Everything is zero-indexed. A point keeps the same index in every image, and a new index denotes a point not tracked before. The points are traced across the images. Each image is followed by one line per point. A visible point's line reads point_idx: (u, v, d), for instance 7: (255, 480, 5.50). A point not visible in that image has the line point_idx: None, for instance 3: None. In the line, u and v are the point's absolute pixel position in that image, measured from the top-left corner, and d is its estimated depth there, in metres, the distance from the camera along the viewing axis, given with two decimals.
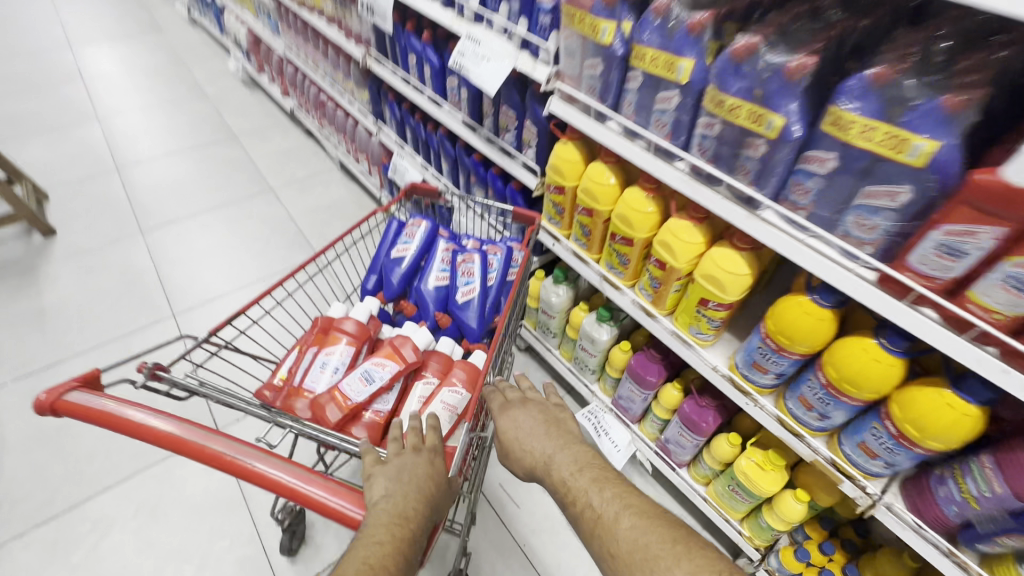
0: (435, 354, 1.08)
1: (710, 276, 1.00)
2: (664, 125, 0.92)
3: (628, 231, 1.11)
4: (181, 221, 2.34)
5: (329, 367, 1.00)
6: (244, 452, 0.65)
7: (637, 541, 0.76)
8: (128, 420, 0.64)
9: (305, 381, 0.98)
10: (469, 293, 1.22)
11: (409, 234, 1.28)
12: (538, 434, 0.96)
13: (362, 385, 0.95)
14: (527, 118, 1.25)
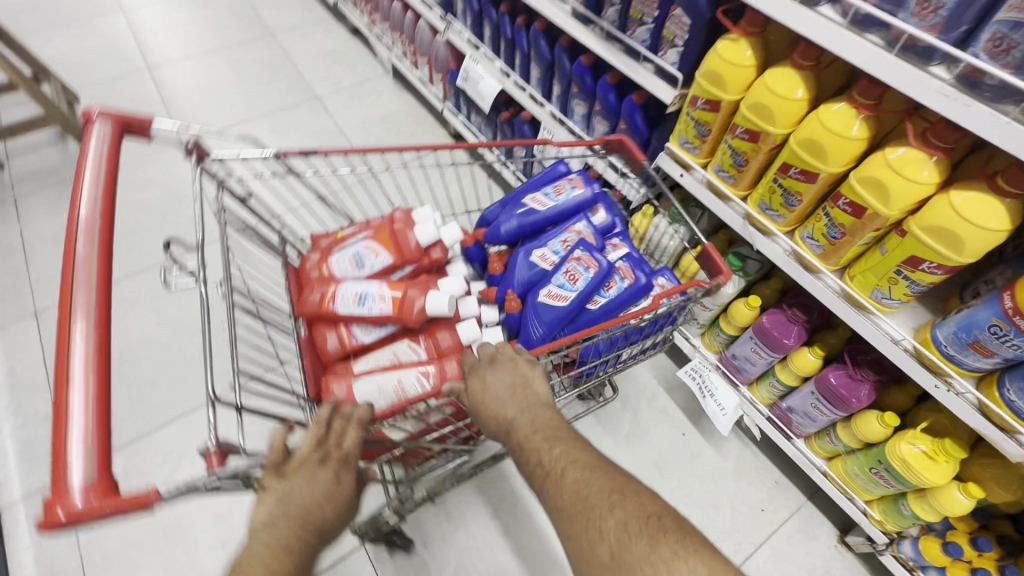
0: (447, 331, 0.98)
1: (939, 229, 0.74)
2: (936, 9, 0.63)
3: (814, 160, 0.85)
4: (223, 131, 2.12)
5: (354, 264, 1.01)
6: (87, 270, 0.62)
7: (576, 496, 0.59)
8: (86, 166, 0.72)
9: (335, 257, 1.03)
10: (555, 300, 0.97)
11: (555, 188, 1.12)
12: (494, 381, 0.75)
13: (352, 302, 0.95)
14: (678, 4, 0.95)
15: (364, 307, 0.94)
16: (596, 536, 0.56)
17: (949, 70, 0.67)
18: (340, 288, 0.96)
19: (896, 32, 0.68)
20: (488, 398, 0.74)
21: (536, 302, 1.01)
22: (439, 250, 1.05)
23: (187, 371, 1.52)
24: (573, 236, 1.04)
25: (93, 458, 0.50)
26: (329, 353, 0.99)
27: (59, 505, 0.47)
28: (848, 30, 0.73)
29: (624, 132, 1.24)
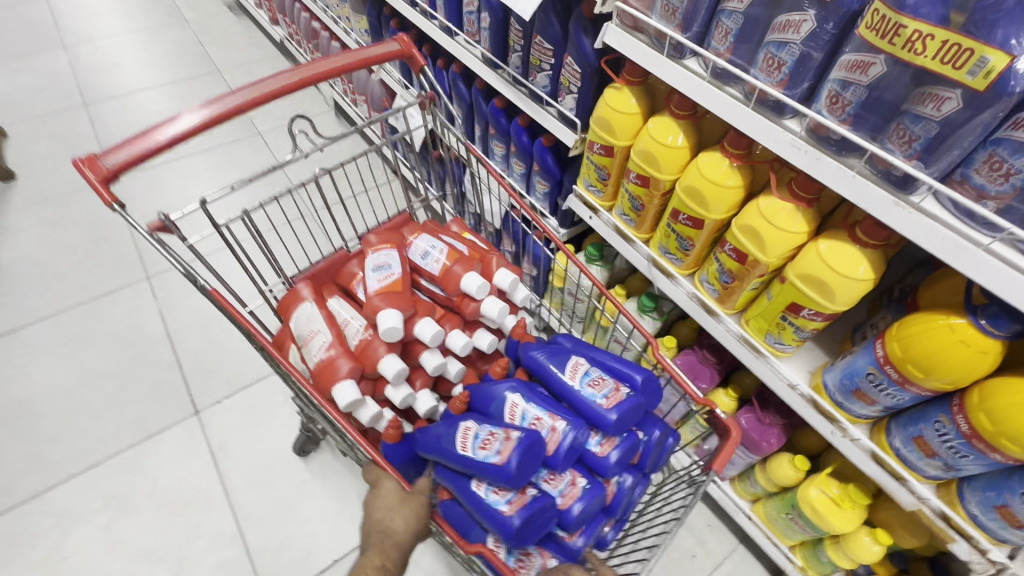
0: (378, 348, 0.98)
1: (812, 277, 0.74)
2: (778, 66, 0.64)
3: (698, 206, 0.85)
4: (159, 168, 2.06)
5: (421, 254, 1.07)
6: (237, 97, 0.77)
7: None
8: (346, 55, 0.86)
9: (423, 240, 1.08)
10: (455, 443, 0.85)
11: (597, 378, 0.91)
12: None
13: (376, 267, 1.01)
14: (568, 53, 0.96)
15: (370, 274, 1.01)
16: None
17: (800, 123, 0.67)
18: (392, 256, 1.03)
19: (749, 86, 0.69)
20: None
21: (446, 427, 0.90)
22: (472, 307, 1.03)
23: (92, 422, 1.43)
24: (545, 421, 0.86)
25: (125, 161, 0.72)
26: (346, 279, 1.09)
27: (90, 163, 0.71)
28: (710, 83, 0.74)
29: (539, 173, 1.24)
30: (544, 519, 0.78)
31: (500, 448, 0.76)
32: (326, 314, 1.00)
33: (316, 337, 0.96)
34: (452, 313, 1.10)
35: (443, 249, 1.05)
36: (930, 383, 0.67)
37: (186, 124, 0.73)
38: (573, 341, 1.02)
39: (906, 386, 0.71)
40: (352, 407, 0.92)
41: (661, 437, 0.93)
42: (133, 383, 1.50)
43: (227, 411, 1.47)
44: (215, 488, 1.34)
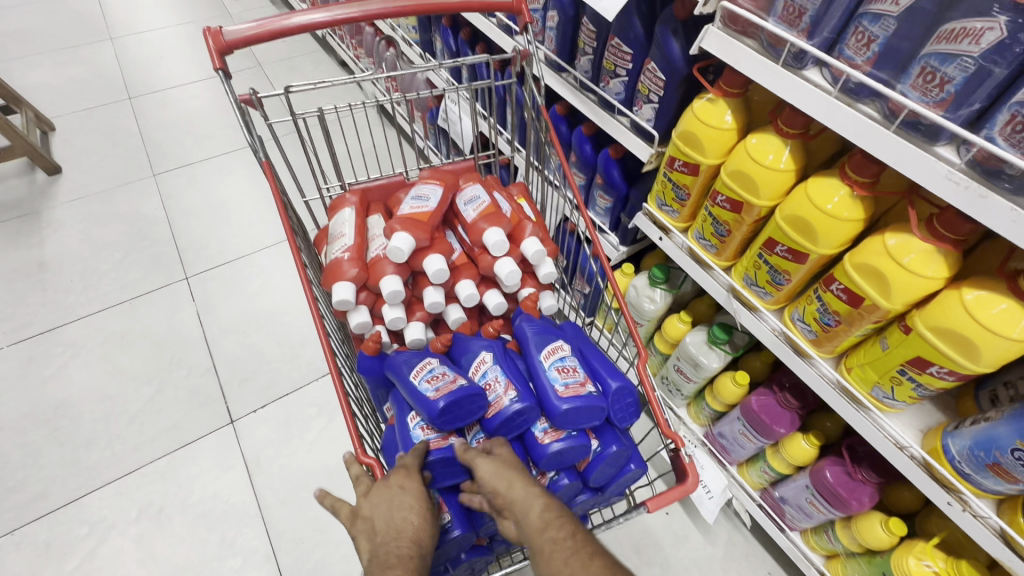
0: (384, 269, 0.83)
1: (949, 332, 0.63)
2: (940, 84, 0.53)
3: (803, 238, 0.73)
4: (199, 164, 2.03)
5: (467, 201, 0.90)
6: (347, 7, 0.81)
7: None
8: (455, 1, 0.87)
9: (471, 186, 0.92)
10: (408, 370, 0.79)
11: (570, 367, 0.76)
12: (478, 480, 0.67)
13: (418, 193, 0.89)
14: (651, 58, 0.85)
15: (406, 200, 0.88)
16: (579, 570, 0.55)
17: (959, 152, 0.55)
18: (436, 192, 0.89)
19: (893, 104, 0.58)
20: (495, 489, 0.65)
21: (409, 354, 0.83)
22: (489, 263, 0.86)
23: (127, 427, 1.40)
24: (498, 387, 0.75)
25: (242, 36, 0.79)
26: (389, 201, 0.97)
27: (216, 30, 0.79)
28: (838, 99, 0.62)
29: (602, 185, 1.14)
30: (453, 469, 0.73)
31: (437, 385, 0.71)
32: (361, 225, 0.89)
33: (338, 237, 0.86)
34: (471, 264, 0.92)
35: (484, 198, 0.89)
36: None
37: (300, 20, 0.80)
38: (575, 331, 0.87)
39: None
40: (343, 308, 0.81)
41: (618, 454, 0.74)
42: (169, 387, 1.47)
43: (263, 421, 1.42)
44: (248, 502, 1.30)
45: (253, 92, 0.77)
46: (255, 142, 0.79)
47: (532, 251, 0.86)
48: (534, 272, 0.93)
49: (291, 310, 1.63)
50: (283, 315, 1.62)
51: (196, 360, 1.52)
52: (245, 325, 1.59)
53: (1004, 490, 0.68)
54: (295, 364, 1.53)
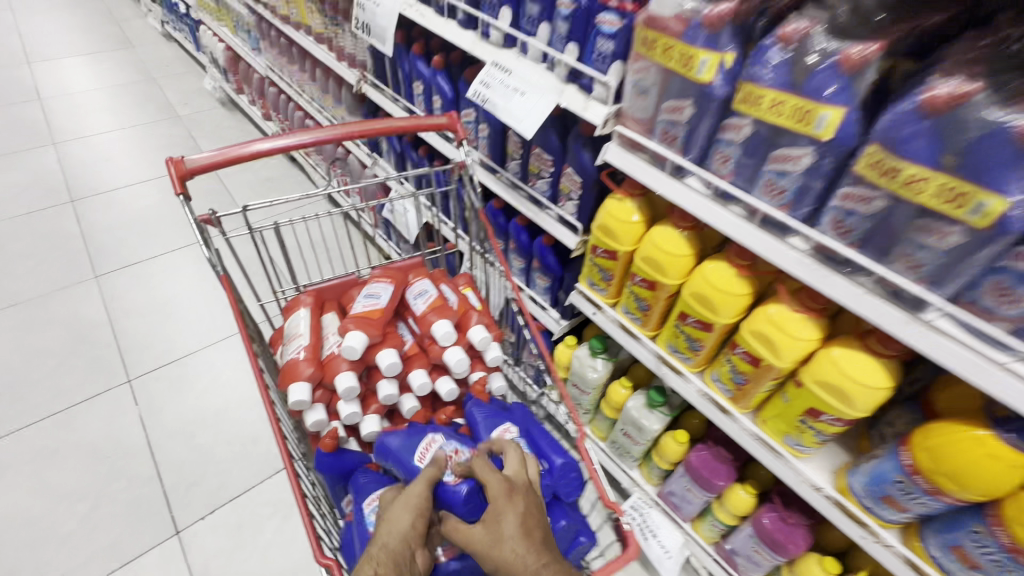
0: (339, 366, 0.89)
1: (829, 384, 0.75)
2: (780, 192, 0.68)
3: (707, 311, 0.86)
4: (145, 263, 2.02)
5: (416, 295, 0.99)
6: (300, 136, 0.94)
7: None
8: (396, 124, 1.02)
9: (419, 281, 1.01)
10: (414, 455, 0.82)
11: (502, 431, 0.85)
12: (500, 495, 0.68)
13: (370, 291, 0.96)
14: (568, 164, 1.00)
15: (359, 299, 0.95)
16: None
17: (806, 241, 0.70)
18: (387, 289, 0.97)
19: (752, 206, 0.72)
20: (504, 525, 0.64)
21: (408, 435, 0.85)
22: (439, 352, 0.94)
23: (58, 552, 1.30)
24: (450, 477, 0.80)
25: (200, 165, 0.88)
26: (344, 300, 1.03)
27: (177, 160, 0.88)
28: (713, 201, 0.77)
29: (540, 269, 1.26)
30: None
31: (458, 472, 0.75)
32: (315, 325, 0.95)
33: (295, 337, 0.91)
34: (423, 353, 0.99)
35: (432, 291, 0.99)
36: (993, 497, 0.65)
37: (258, 148, 0.90)
38: (522, 413, 0.94)
39: (938, 496, 0.70)
40: (300, 408, 0.85)
41: (567, 528, 0.80)
42: (108, 500, 1.39)
43: (213, 527, 1.36)
44: None
45: (213, 213, 0.85)
46: (213, 257, 0.85)
47: (477, 338, 0.95)
48: (482, 357, 1.01)
49: (242, 406, 1.60)
50: (234, 411, 1.59)
51: (139, 468, 1.45)
52: (193, 425, 1.55)
53: (899, 518, 0.79)
54: (247, 463, 1.48)
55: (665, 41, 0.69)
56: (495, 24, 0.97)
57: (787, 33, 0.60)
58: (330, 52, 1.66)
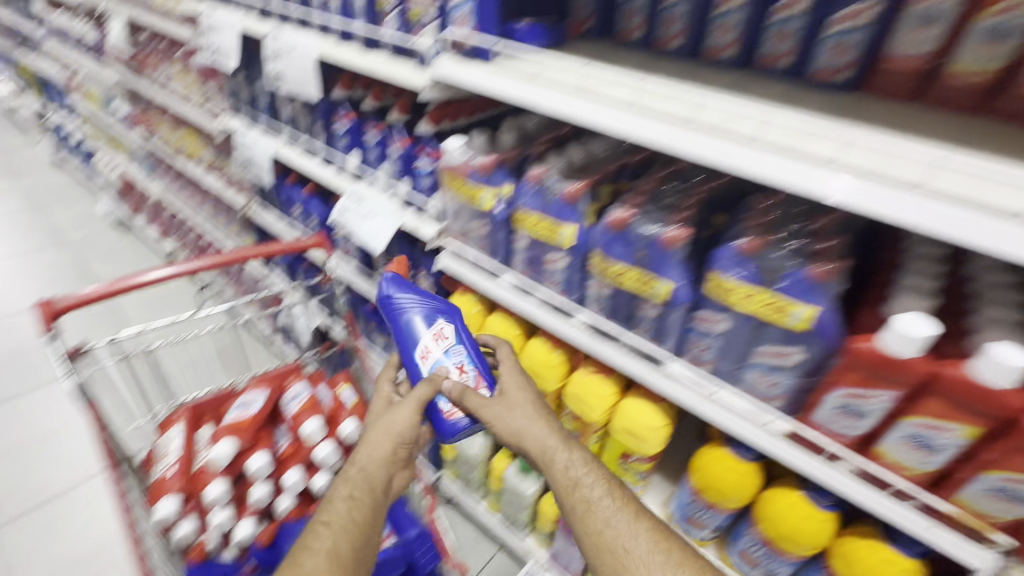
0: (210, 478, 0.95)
1: (628, 429, 0.93)
2: (556, 284, 0.91)
3: (537, 381, 1.03)
4: (18, 398, 1.91)
5: (290, 398, 1.08)
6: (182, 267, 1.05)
7: (601, 532, 0.75)
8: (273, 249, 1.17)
9: (295, 385, 1.11)
10: (420, 340, 0.89)
11: None
12: (505, 405, 0.86)
13: (244, 401, 1.05)
14: (421, 269, 1.19)
15: (232, 409, 1.03)
16: (582, 511, 0.78)
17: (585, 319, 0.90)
18: (260, 397, 1.06)
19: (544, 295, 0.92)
20: (507, 421, 0.84)
21: (426, 311, 0.91)
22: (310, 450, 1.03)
23: None
24: None
25: (72, 300, 0.93)
26: (221, 410, 1.10)
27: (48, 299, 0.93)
28: (519, 293, 0.97)
29: None
30: None
31: (452, 393, 0.84)
32: (189, 440, 1.01)
33: (165, 455, 0.96)
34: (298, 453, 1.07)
35: (306, 393, 1.09)
36: (760, 493, 0.82)
37: (139, 279, 1.00)
38: None
39: (716, 508, 0.88)
40: (166, 524, 0.89)
41: None
42: None
43: None
44: None
45: (82, 346, 0.89)
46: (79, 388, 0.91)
47: (347, 431, 1.05)
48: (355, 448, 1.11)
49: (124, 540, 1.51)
50: (113, 548, 1.50)
51: None
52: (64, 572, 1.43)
53: (706, 536, 0.95)
54: None
55: (460, 180, 0.92)
56: (348, 163, 1.18)
57: (534, 174, 0.84)
58: (219, 180, 1.81)
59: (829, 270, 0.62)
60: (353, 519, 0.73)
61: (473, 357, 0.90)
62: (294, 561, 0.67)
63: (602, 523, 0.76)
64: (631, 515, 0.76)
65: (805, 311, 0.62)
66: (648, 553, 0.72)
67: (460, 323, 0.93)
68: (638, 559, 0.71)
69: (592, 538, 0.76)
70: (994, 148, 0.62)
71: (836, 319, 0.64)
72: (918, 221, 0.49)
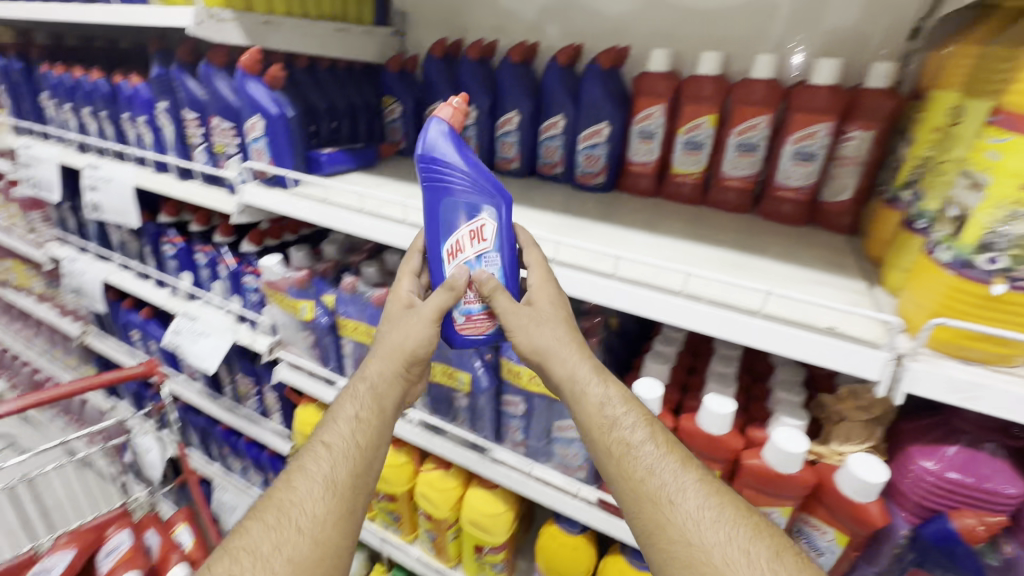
0: None
1: (474, 521, 0.93)
2: None
3: (385, 485, 1.01)
4: None
5: (105, 552, 0.96)
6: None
7: (654, 474, 0.54)
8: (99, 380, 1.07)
9: (114, 536, 0.98)
10: (452, 231, 0.64)
11: None
12: (531, 316, 0.62)
13: (43, 566, 0.91)
14: (265, 383, 1.16)
15: None
16: (633, 465, 0.55)
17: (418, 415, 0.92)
18: (63, 559, 0.92)
19: None
20: (535, 335, 0.61)
21: (484, 186, 0.62)
22: None
23: None
24: None
25: None
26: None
27: None
28: None
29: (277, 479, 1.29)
30: None
31: (482, 291, 0.62)
32: None
33: None
34: None
35: (127, 544, 0.97)
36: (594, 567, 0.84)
37: None
38: None
39: None
40: None
41: None
42: None
43: None
44: None
45: None
46: None
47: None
48: None
49: None
50: None
51: None
52: None
53: None
54: None
55: (280, 295, 0.94)
56: (180, 284, 1.16)
57: (347, 284, 0.88)
58: (51, 309, 1.66)
59: None
60: (338, 458, 0.61)
61: (508, 274, 0.65)
62: (285, 484, 0.60)
63: (646, 470, 0.55)
64: (679, 463, 0.55)
65: None
66: (696, 509, 0.51)
67: (505, 219, 0.64)
68: (684, 507, 0.52)
69: (638, 482, 0.55)
70: (699, 232, 0.79)
71: None
72: (752, 338, 0.53)
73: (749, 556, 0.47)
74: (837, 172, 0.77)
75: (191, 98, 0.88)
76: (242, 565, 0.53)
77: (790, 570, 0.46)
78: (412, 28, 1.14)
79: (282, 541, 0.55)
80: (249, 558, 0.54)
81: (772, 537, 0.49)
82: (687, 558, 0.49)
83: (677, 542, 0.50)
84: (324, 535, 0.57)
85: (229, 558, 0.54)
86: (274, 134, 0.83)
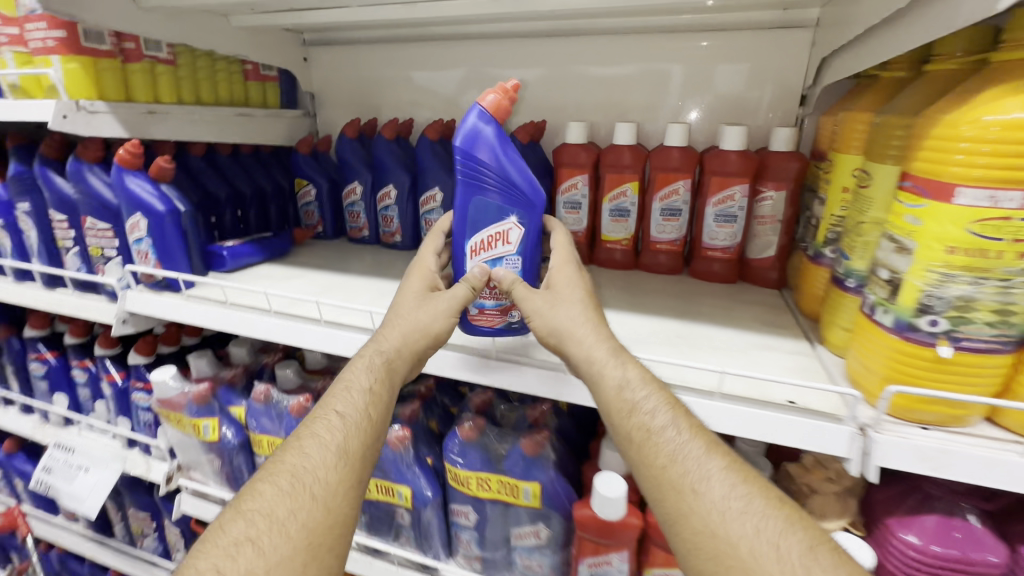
0: None
1: None
2: None
3: None
4: None
5: None
6: None
7: (681, 471, 0.47)
8: None
9: None
10: (481, 228, 0.61)
11: None
12: (548, 298, 0.57)
13: None
14: (164, 517, 0.97)
15: None
16: (654, 460, 0.49)
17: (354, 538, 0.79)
18: None
19: None
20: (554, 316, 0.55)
21: (517, 190, 0.59)
22: None
23: None
24: None
25: None
26: None
27: None
28: None
29: None
30: None
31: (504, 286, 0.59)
32: None
33: None
34: None
35: None
36: None
37: None
38: None
39: None
40: None
41: None
42: None
43: None
44: None
45: None
46: None
47: None
48: None
49: None
50: None
51: None
52: None
53: None
54: None
55: (176, 415, 0.79)
56: (52, 409, 0.97)
57: (257, 394, 0.76)
58: None
59: (538, 441, 0.63)
60: (339, 433, 0.55)
61: (528, 270, 0.62)
62: (293, 449, 0.54)
63: (670, 453, 0.48)
64: (709, 447, 0.49)
65: (532, 488, 0.62)
66: (722, 499, 0.46)
67: (534, 227, 0.61)
68: (709, 496, 0.46)
69: (663, 469, 0.48)
70: (639, 300, 0.76)
71: (565, 484, 0.65)
72: (748, 431, 0.49)
73: (777, 547, 0.42)
74: (760, 230, 0.78)
75: (59, 198, 0.77)
76: (258, 528, 0.49)
77: (824, 566, 0.41)
78: (323, 110, 1.10)
79: (298, 509, 0.50)
80: (263, 524, 0.50)
81: (805, 528, 0.44)
82: (713, 551, 0.44)
83: (700, 532, 0.45)
84: (335, 503, 0.52)
85: (243, 520, 0.50)
86: (160, 233, 0.72)
